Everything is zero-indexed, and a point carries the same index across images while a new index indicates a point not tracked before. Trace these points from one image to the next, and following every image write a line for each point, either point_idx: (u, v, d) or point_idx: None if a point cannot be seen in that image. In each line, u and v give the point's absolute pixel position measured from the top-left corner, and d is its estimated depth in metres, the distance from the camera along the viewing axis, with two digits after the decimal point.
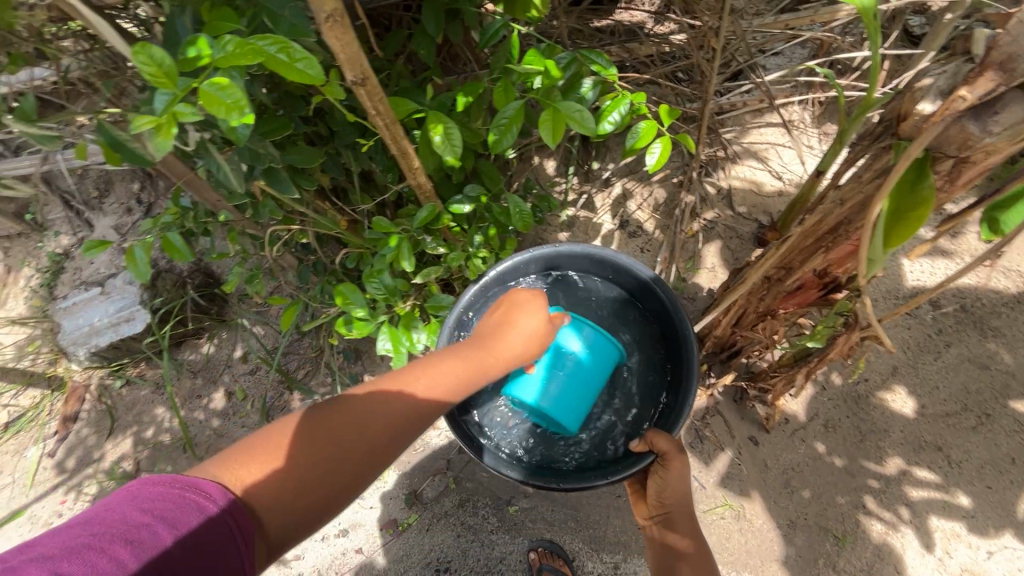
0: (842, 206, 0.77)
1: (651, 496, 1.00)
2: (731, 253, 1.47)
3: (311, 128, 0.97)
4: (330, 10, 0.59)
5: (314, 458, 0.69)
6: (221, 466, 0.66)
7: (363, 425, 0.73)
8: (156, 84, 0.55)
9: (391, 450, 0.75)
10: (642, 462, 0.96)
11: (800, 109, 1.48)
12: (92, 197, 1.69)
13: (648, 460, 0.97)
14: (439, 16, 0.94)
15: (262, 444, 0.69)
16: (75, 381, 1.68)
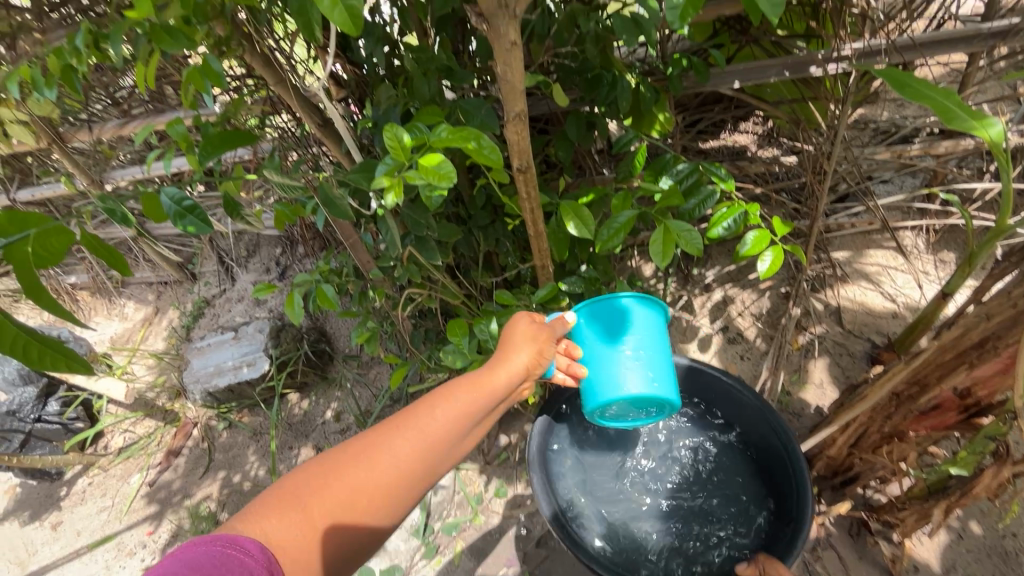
0: (989, 322, 0.75)
1: None
2: (841, 370, 1.41)
3: (457, 209, 1.12)
4: (518, 111, 0.73)
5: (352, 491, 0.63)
6: (254, 517, 0.59)
7: (417, 431, 0.67)
8: (391, 156, 0.69)
9: (437, 472, 0.70)
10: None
11: (914, 234, 1.48)
12: (242, 256, 1.96)
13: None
14: (582, 124, 1.09)
15: (275, 495, 0.62)
16: (187, 417, 1.83)
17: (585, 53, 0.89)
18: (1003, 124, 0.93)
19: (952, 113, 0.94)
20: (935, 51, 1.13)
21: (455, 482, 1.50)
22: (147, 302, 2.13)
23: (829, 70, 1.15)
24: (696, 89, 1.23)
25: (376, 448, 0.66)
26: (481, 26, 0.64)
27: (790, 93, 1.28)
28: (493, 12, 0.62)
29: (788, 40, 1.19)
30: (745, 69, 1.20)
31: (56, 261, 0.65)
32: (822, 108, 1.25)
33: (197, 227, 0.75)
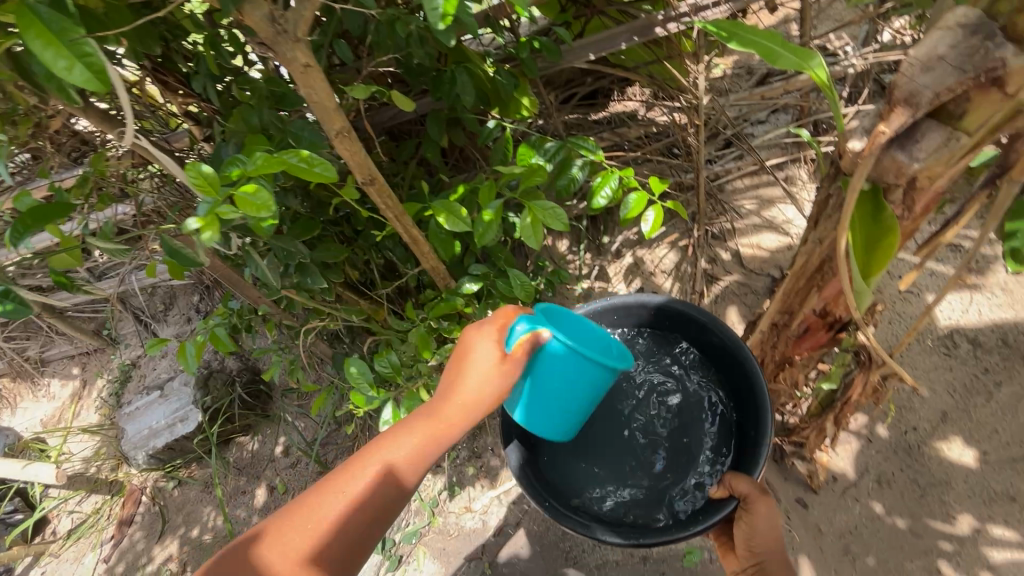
0: (821, 245, 0.81)
1: (739, 546, 0.93)
2: (749, 309, 1.48)
3: (338, 229, 1.11)
4: (339, 128, 0.73)
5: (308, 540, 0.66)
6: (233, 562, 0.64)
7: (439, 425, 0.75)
8: (201, 194, 0.68)
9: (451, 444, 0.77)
10: (725, 510, 0.87)
11: (795, 167, 1.55)
12: (159, 311, 1.91)
13: (733, 506, 0.87)
14: (442, 124, 1.10)
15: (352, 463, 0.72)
16: (132, 485, 1.77)
17: (414, 55, 0.90)
18: (822, 60, 0.98)
19: (776, 55, 0.98)
20: None
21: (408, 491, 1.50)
22: (71, 376, 2.05)
23: (672, 29, 1.19)
24: (554, 67, 1.26)
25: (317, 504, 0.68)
26: (271, 53, 0.65)
27: (647, 55, 1.33)
28: (274, 39, 0.62)
29: (630, 5, 1.22)
30: (595, 41, 1.22)
31: None
32: (679, 65, 1.30)
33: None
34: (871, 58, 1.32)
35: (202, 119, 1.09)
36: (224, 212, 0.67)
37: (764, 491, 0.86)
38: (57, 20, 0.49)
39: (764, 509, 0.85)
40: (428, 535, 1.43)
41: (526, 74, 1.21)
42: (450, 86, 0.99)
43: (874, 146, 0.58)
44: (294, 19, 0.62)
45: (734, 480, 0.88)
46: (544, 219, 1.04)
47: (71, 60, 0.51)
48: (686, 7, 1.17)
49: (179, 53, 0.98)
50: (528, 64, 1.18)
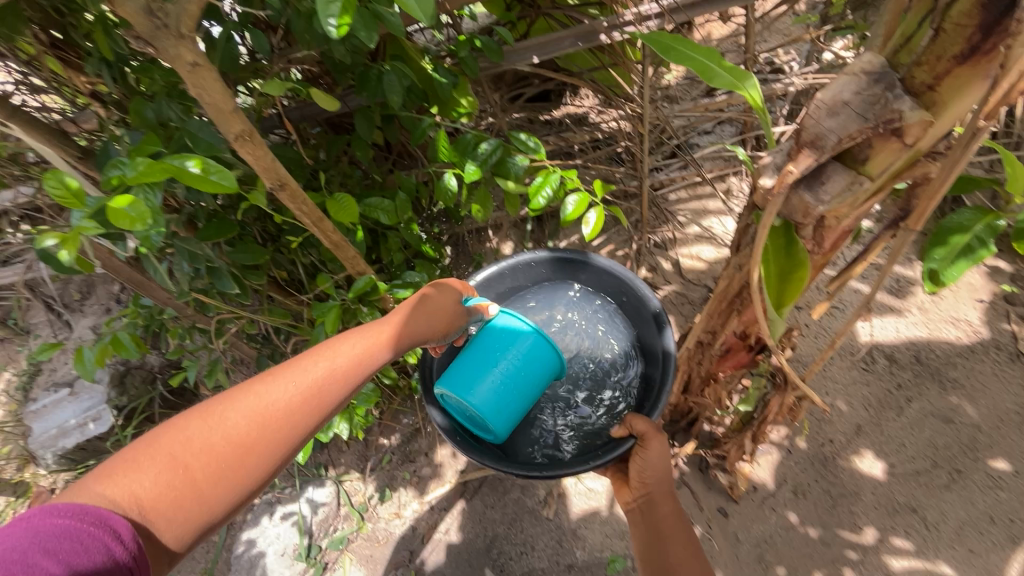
0: (740, 272, 0.81)
1: (633, 477, 0.93)
2: (685, 318, 1.50)
3: (257, 228, 1.05)
4: (238, 131, 0.68)
5: (227, 435, 0.62)
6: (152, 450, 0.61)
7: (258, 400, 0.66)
8: (65, 205, 0.63)
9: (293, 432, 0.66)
10: (623, 447, 0.89)
11: (736, 179, 1.57)
12: (75, 300, 1.78)
13: (629, 444, 0.89)
14: (372, 122, 1.04)
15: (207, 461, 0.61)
16: (40, 486, 1.65)
17: (335, 52, 0.84)
18: (757, 79, 0.99)
19: (712, 71, 0.99)
20: (708, 6, 1.18)
21: (338, 496, 1.45)
22: None
23: (616, 36, 1.17)
24: (495, 67, 1.21)
25: (227, 402, 0.65)
26: (151, 47, 0.58)
27: (593, 61, 1.30)
28: (152, 33, 0.56)
29: (576, 8, 1.19)
30: (540, 43, 1.19)
31: None
32: (624, 72, 1.29)
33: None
34: (809, 79, 1.34)
35: (106, 102, 1.00)
36: (85, 227, 0.64)
37: (660, 430, 0.89)
38: None
39: (659, 446, 0.88)
40: (355, 542, 1.40)
41: (466, 72, 1.16)
42: (377, 85, 0.94)
43: (782, 185, 0.58)
44: (176, 12, 0.56)
45: (635, 418, 0.90)
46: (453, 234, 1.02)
47: None
48: (631, 15, 1.15)
49: (76, 29, 0.89)
50: (468, 62, 1.12)
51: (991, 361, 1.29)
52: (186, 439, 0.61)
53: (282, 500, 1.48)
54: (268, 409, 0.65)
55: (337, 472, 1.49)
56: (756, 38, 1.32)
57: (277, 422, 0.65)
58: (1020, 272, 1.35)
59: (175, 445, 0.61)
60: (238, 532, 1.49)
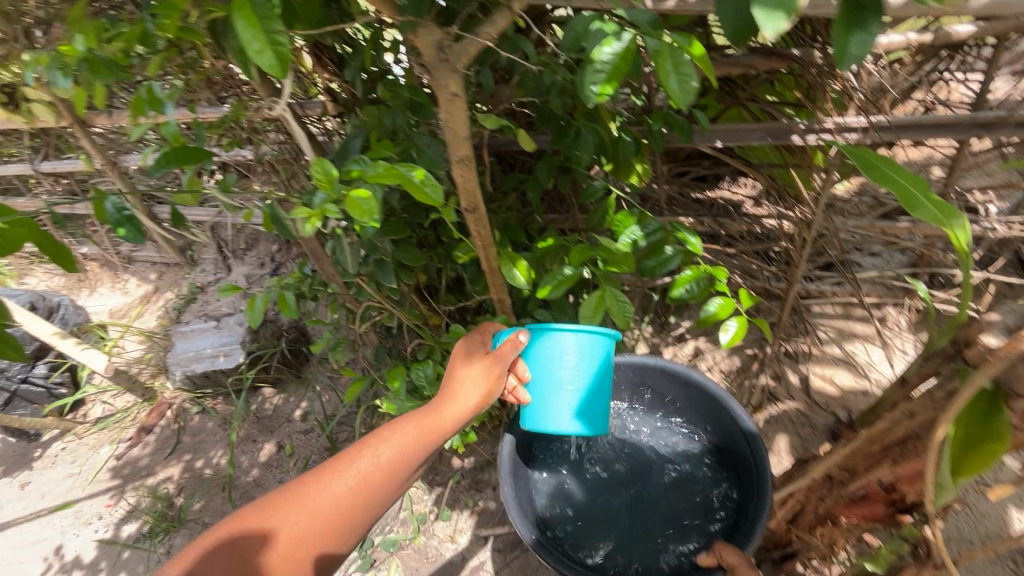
0: (910, 420, 0.75)
1: None
2: (802, 441, 1.38)
3: (424, 235, 1.15)
4: (463, 155, 0.75)
5: (360, 481, 0.79)
6: (290, 513, 0.75)
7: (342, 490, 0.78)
8: (320, 188, 0.71)
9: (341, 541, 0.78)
10: None
11: (895, 312, 1.45)
12: (240, 248, 2.03)
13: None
14: (552, 168, 1.11)
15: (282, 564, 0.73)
16: (163, 397, 1.87)
17: (551, 102, 0.92)
18: (968, 219, 0.93)
19: (916, 201, 0.94)
20: (919, 133, 1.13)
21: (402, 498, 1.49)
22: (148, 280, 2.22)
23: (811, 140, 1.16)
24: (678, 143, 1.24)
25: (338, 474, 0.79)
26: (427, 75, 0.67)
27: (775, 157, 1.30)
28: (435, 64, 0.64)
29: (774, 106, 1.20)
30: (727, 130, 1.21)
31: (9, 250, 0.69)
32: (805, 176, 1.26)
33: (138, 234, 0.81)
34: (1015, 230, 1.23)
35: (339, 100, 1.16)
36: (329, 210, 0.72)
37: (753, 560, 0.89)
38: (261, 6, 0.54)
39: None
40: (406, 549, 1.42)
41: (649, 142, 1.20)
42: (573, 138, 1.01)
43: (1012, 348, 0.53)
44: (459, 51, 0.64)
45: (724, 549, 0.92)
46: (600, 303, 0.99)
47: (263, 46, 0.53)
48: (832, 123, 1.13)
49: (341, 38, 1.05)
50: (655, 135, 1.17)
51: None
52: (335, 473, 0.79)
53: None
54: (388, 455, 0.81)
55: (408, 474, 1.53)
56: (962, 174, 1.23)
57: (376, 479, 0.80)
58: None
59: (319, 491, 0.77)
60: None
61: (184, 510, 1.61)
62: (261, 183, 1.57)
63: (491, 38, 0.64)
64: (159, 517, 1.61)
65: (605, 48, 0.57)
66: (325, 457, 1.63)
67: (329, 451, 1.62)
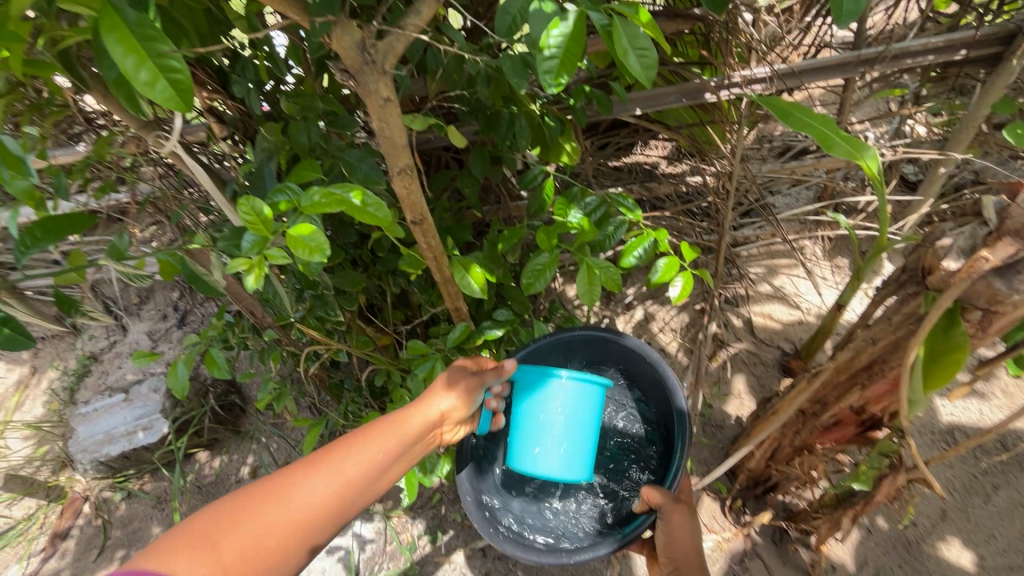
0: (874, 346, 0.80)
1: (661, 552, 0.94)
2: (757, 380, 1.46)
3: (360, 254, 1.05)
4: (403, 166, 0.68)
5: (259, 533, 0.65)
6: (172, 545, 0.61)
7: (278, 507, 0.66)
8: (251, 231, 0.59)
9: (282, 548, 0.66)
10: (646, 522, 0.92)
11: (811, 243, 1.57)
12: (133, 304, 1.77)
13: (650, 520, 0.93)
14: (484, 160, 1.06)
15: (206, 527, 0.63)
16: (75, 492, 1.60)
17: (478, 93, 0.87)
18: (875, 150, 0.99)
19: (832, 141, 0.99)
20: (815, 77, 1.21)
21: (384, 533, 1.39)
22: (19, 361, 1.87)
23: (723, 96, 1.19)
24: (600, 117, 1.24)
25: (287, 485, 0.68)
26: (350, 81, 0.59)
27: (690, 117, 1.34)
28: (359, 68, 0.56)
29: (683, 67, 1.22)
30: (644, 97, 1.22)
31: None
32: (720, 131, 1.32)
33: (14, 338, 0.76)
34: (901, 152, 1.36)
35: (228, 119, 1.02)
36: (272, 253, 0.61)
37: (679, 502, 0.90)
38: (139, 24, 0.48)
39: (680, 519, 0.89)
40: None
41: (573, 120, 1.17)
42: (505, 128, 0.96)
43: (972, 269, 0.57)
44: (384, 49, 0.57)
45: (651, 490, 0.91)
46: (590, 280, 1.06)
47: (154, 74, 0.48)
48: (739, 77, 1.17)
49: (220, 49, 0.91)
50: (579, 112, 1.13)
51: None
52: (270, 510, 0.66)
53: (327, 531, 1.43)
54: (364, 460, 0.74)
55: (385, 507, 1.42)
56: (850, 109, 1.34)
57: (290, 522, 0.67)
58: None
59: (249, 509, 0.65)
60: None
61: None
62: (147, 227, 1.37)
63: (418, 30, 0.57)
64: None
65: (554, 31, 0.53)
66: None
67: None
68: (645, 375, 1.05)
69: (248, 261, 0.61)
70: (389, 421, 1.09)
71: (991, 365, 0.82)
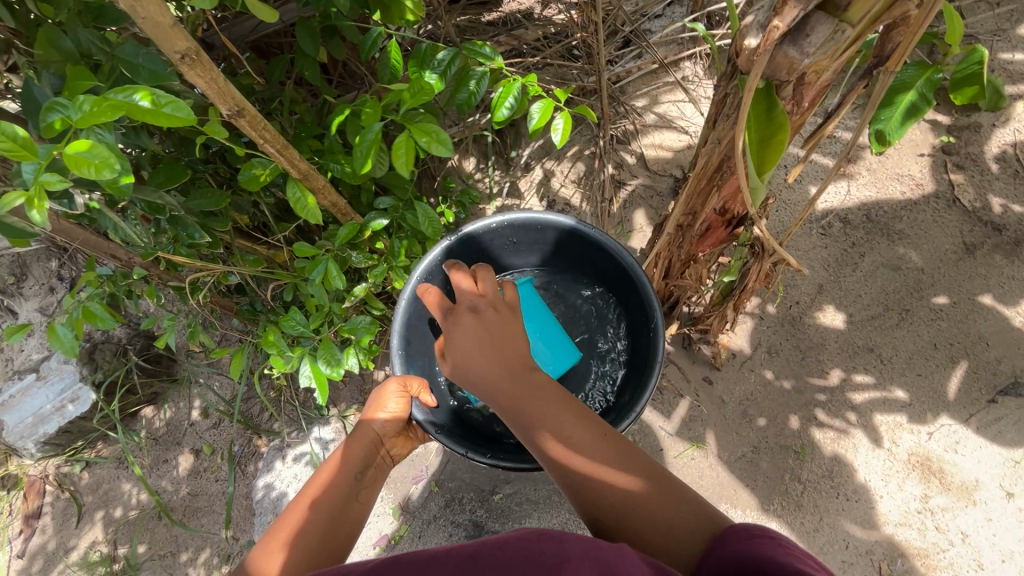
0: (720, 145, 0.83)
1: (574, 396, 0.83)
2: (655, 211, 1.53)
3: (213, 169, 0.98)
4: (184, 51, 0.60)
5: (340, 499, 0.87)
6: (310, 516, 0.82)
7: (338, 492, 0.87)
8: (19, 160, 0.55)
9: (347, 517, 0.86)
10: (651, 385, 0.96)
11: (691, 64, 1.56)
12: (10, 283, 1.63)
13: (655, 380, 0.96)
14: (315, 35, 0.96)
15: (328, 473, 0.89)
16: (30, 476, 1.60)
17: None
18: None
19: None
20: None
21: (343, 431, 1.48)
22: None
23: None
24: None
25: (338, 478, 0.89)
26: None
27: None
28: None
29: None
30: None
31: None
32: None
33: None
34: None
35: None
36: (49, 180, 0.55)
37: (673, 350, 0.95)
38: None
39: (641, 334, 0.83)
40: None
41: None
42: None
43: (768, 41, 0.58)
44: None
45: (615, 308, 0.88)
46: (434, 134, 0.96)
47: None
48: None
49: None
50: None
51: (932, 210, 1.40)
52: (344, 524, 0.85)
53: (289, 443, 1.50)
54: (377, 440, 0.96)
55: (339, 409, 1.49)
56: None
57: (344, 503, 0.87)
58: (957, 122, 1.43)
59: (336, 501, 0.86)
60: (252, 480, 1.51)
61: (132, 557, 1.49)
62: None
63: None
64: None
65: None
66: (249, 436, 1.55)
67: (248, 429, 1.53)
68: (582, 252, 1.14)
69: (24, 193, 0.55)
70: (288, 330, 1.09)
71: (815, 137, 0.82)
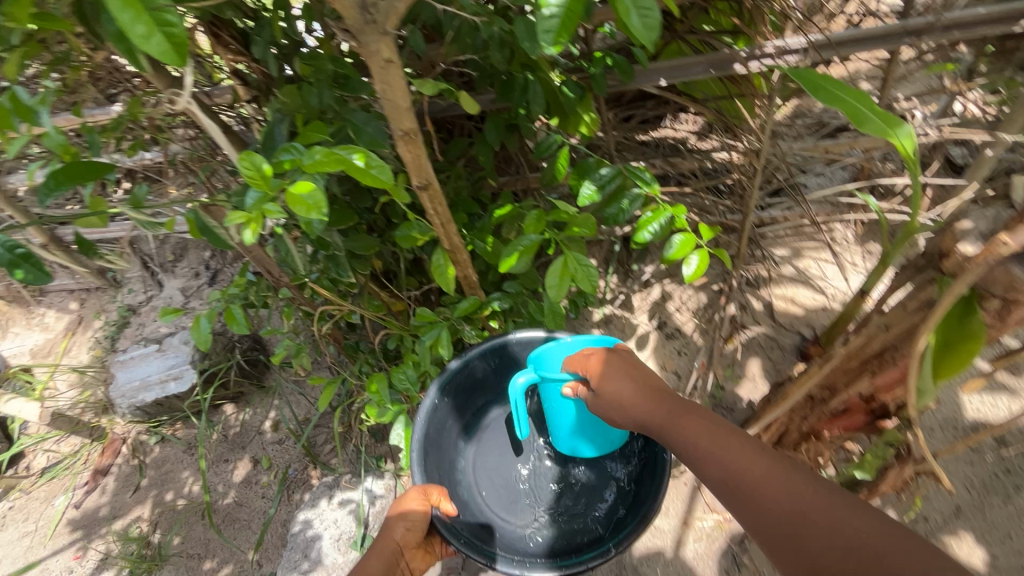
0: (887, 332, 0.77)
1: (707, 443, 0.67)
2: (772, 364, 1.43)
3: (374, 218, 1.07)
4: (406, 129, 0.68)
5: None
6: None
7: None
8: (252, 187, 0.62)
9: None
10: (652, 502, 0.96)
11: (843, 227, 1.50)
12: (168, 260, 1.85)
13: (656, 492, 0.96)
14: (499, 128, 1.05)
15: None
16: (114, 433, 1.72)
17: (493, 59, 0.86)
18: (911, 128, 0.91)
19: (864, 117, 0.92)
20: (855, 49, 1.13)
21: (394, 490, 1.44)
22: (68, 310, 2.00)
23: (753, 68, 1.13)
24: (622, 87, 1.20)
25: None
26: (352, 41, 0.59)
27: (719, 89, 1.29)
28: (360, 28, 0.56)
29: (712, 36, 1.16)
30: (670, 66, 1.17)
31: None
32: (750, 106, 1.26)
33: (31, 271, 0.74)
34: (947, 132, 1.28)
35: (251, 82, 1.03)
36: (271, 209, 0.63)
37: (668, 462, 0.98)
38: None
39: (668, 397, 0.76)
40: None
41: (592, 88, 1.13)
42: (521, 93, 0.95)
43: (989, 253, 0.54)
44: (386, 8, 0.56)
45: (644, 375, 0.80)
46: (575, 274, 0.96)
47: (148, 27, 0.44)
48: (772, 47, 1.11)
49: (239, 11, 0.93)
50: (598, 79, 1.08)
51: None
52: None
53: (341, 484, 1.49)
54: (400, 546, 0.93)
55: (397, 466, 1.47)
56: (893, 87, 1.25)
57: None
58: None
59: None
60: (294, 509, 1.51)
61: (165, 546, 1.52)
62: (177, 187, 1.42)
63: None
64: (138, 558, 1.50)
65: None
66: (306, 464, 1.57)
67: (309, 456, 1.55)
68: None
69: (247, 215, 0.63)
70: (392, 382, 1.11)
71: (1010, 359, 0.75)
